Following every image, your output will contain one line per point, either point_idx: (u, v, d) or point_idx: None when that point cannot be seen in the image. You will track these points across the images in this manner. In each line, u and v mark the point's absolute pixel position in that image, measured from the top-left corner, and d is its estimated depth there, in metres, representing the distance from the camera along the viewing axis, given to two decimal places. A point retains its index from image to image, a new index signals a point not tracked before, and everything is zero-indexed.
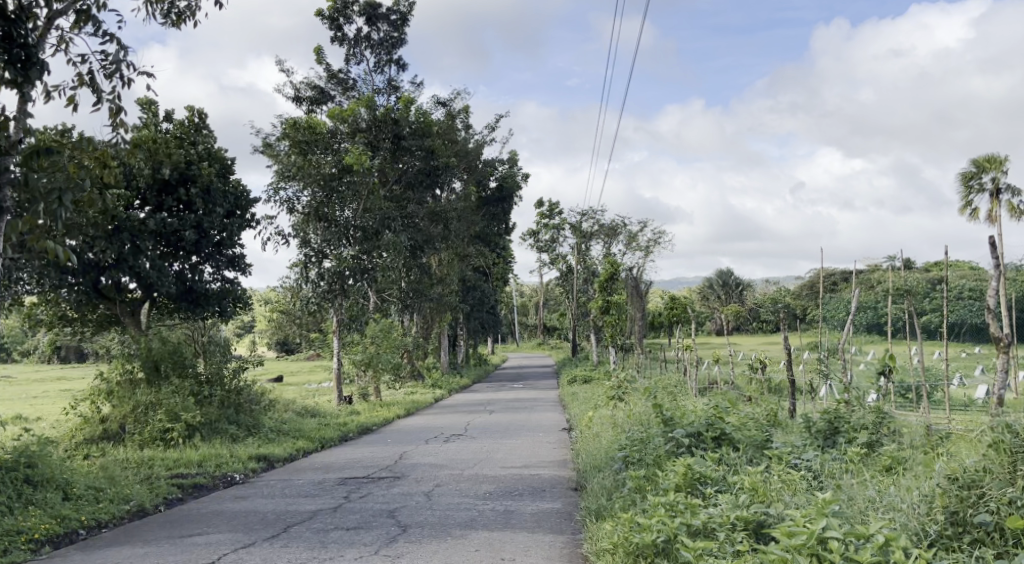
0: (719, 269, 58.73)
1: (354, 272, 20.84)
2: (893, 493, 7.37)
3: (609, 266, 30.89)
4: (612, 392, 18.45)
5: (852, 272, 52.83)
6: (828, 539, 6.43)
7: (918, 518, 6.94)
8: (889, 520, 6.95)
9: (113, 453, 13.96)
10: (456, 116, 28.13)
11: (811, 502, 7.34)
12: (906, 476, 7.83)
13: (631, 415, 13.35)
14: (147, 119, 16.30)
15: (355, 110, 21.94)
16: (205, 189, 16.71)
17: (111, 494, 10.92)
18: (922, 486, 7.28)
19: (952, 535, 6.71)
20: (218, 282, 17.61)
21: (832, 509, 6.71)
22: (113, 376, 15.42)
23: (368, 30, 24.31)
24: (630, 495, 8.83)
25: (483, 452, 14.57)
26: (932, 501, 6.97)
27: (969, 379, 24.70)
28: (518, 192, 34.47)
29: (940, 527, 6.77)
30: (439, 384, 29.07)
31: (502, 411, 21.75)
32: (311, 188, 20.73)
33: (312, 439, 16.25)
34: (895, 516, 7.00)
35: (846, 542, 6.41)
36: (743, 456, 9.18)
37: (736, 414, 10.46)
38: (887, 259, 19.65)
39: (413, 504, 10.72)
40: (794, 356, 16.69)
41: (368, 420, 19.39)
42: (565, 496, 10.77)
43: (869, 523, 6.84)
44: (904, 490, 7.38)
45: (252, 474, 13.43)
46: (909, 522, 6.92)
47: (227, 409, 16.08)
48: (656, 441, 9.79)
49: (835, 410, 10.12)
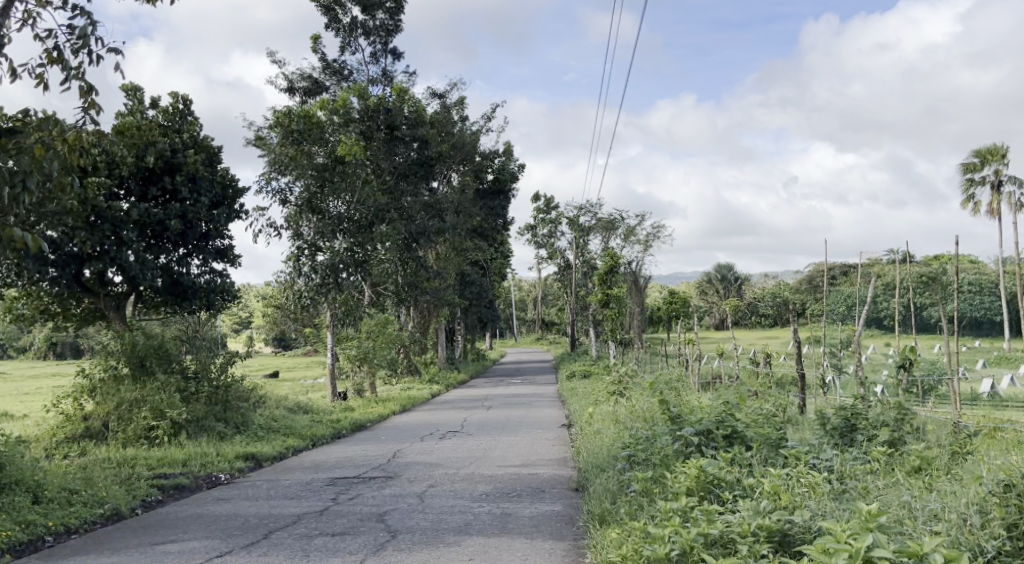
0: (718, 264, 57.98)
1: (349, 264, 20.19)
2: (935, 500, 6.76)
3: (609, 259, 29.85)
4: (612, 388, 17.84)
5: (851, 266, 52.18)
6: (875, 558, 5.81)
7: (971, 531, 6.30)
8: (933, 529, 6.36)
9: (93, 452, 13.30)
10: (452, 107, 27.52)
11: (847, 511, 6.74)
12: (944, 480, 7.23)
13: (634, 411, 12.72)
14: (130, 105, 15.63)
15: (348, 100, 21.25)
16: (191, 178, 16.04)
17: (85, 497, 10.29)
18: (965, 495, 6.70)
19: (1012, 553, 6.11)
20: (206, 274, 16.91)
21: (878, 522, 6.08)
22: (96, 372, 14.76)
23: (363, 18, 23.58)
24: (638, 501, 8.22)
25: (479, 449, 13.95)
26: (989, 513, 6.34)
27: (976, 372, 24.11)
28: (515, 185, 33.77)
29: (999, 544, 6.14)
30: (436, 379, 28.38)
31: (500, 407, 21.06)
32: (303, 179, 19.89)
33: (303, 437, 15.57)
34: (943, 528, 6.35)
35: (897, 561, 5.79)
36: (758, 457, 8.56)
37: (746, 411, 9.82)
38: (891, 250, 19.11)
39: (405, 506, 10.10)
40: (803, 352, 16.03)
41: (361, 417, 18.74)
42: (566, 498, 10.15)
43: (915, 538, 6.20)
44: (944, 496, 6.80)
45: (239, 474, 12.80)
46: (961, 535, 6.28)
47: (215, 406, 15.39)
48: (662, 440, 9.17)
49: (852, 407, 9.50)
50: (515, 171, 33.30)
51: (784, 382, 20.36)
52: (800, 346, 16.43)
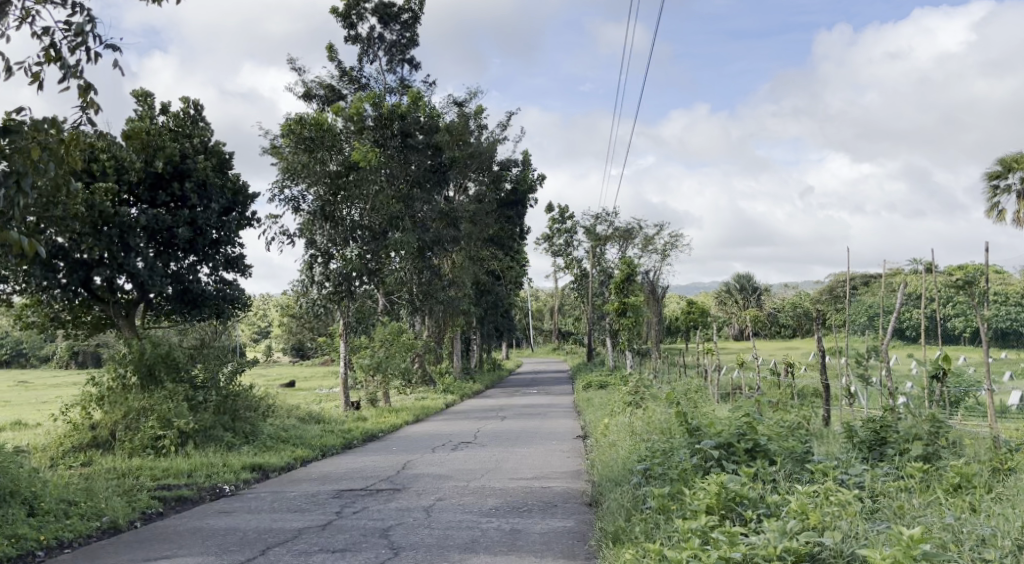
0: (737, 274, 57.24)
1: (361, 272, 19.92)
2: (984, 523, 6.32)
3: (626, 267, 29.48)
4: (628, 398, 17.36)
5: (872, 275, 51.36)
6: None
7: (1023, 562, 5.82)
8: (986, 555, 5.91)
9: (99, 462, 12.97)
10: (469, 116, 27.18)
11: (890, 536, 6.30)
12: (990, 503, 6.75)
13: (651, 423, 12.26)
14: (140, 111, 15.30)
15: (362, 107, 20.89)
16: (201, 183, 15.65)
17: (82, 509, 9.92)
18: (1019, 520, 6.24)
19: None
20: (215, 282, 16.49)
21: (922, 550, 5.64)
22: (104, 380, 14.42)
23: (380, 30, 23.30)
24: (654, 520, 7.76)
25: (491, 461, 13.52)
26: None
27: (1004, 384, 23.42)
28: (531, 195, 33.35)
29: None
30: (451, 389, 27.95)
31: (514, 418, 20.61)
32: (317, 187, 19.50)
33: (312, 448, 15.16)
34: (995, 556, 5.87)
35: None
36: (783, 473, 8.11)
37: (768, 423, 9.36)
38: (915, 260, 18.53)
39: (411, 521, 9.68)
40: (827, 363, 15.52)
41: (374, 427, 18.33)
42: (579, 513, 9.72)
43: None
44: (994, 520, 6.34)
45: (245, 485, 12.40)
46: None
47: (223, 416, 14.92)
48: (680, 454, 8.70)
49: (880, 419, 9.05)
50: (532, 181, 32.92)
51: (805, 393, 19.84)
52: (822, 356, 15.91)
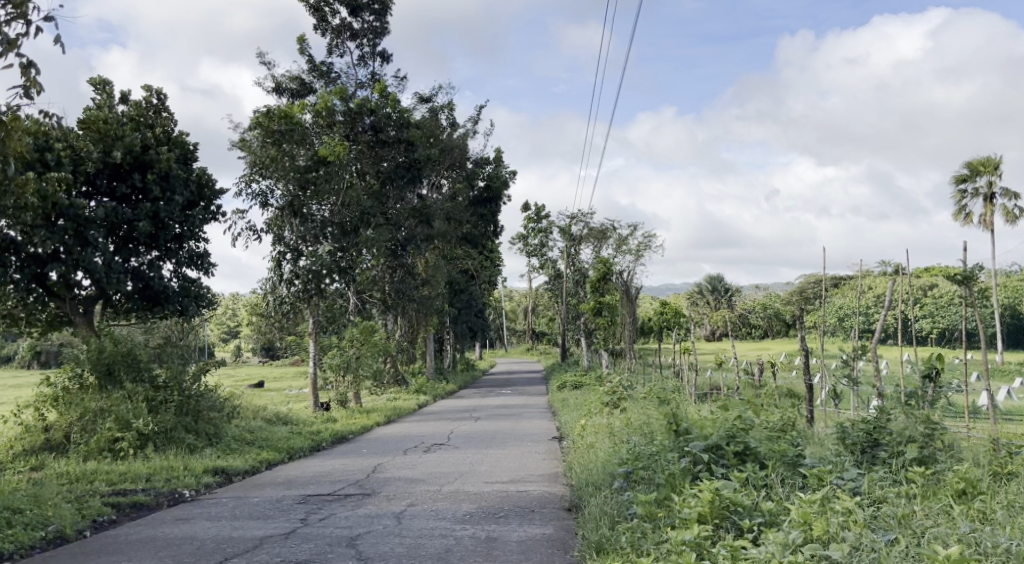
0: (709, 275, 56.97)
1: (333, 271, 19.17)
2: (1005, 535, 6.03)
3: (600, 266, 29.10)
4: (606, 400, 16.93)
5: (843, 277, 51.48)
6: None
7: None
8: None
9: (50, 466, 12.29)
10: (439, 112, 26.53)
11: (903, 549, 5.95)
12: (1004, 514, 6.41)
13: (632, 424, 11.79)
14: (97, 99, 14.56)
15: (330, 101, 20.21)
16: (163, 175, 14.97)
17: (27, 518, 9.28)
18: None
19: None
20: (178, 280, 15.83)
21: None
22: (59, 380, 13.80)
23: (351, 20, 22.68)
24: (640, 528, 7.32)
25: (465, 464, 12.98)
26: None
27: (978, 385, 23.35)
28: (505, 192, 32.78)
29: None
30: (424, 389, 27.37)
31: (488, 418, 20.15)
32: (285, 182, 18.80)
33: (279, 450, 14.55)
34: None
35: None
36: (776, 478, 7.70)
37: (756, 425, 8.89)
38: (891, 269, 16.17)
39: (380, 529, 9.14)
40: (806, 363, 15.10)
41: (344, 428, 17.75)
42: (558, 519, 9.22)
43: None
44: (1014, 533, 6.03)
45: (206, 490, 11.78)
46: None
47: (186, 417, 14.16)
48: (667, 457, 8.25)
49: (876, 419, 8.62)
50: (506, 178, 32.29)
51: (782, 395, 19.52)
52: (804, 356, 15.50)
